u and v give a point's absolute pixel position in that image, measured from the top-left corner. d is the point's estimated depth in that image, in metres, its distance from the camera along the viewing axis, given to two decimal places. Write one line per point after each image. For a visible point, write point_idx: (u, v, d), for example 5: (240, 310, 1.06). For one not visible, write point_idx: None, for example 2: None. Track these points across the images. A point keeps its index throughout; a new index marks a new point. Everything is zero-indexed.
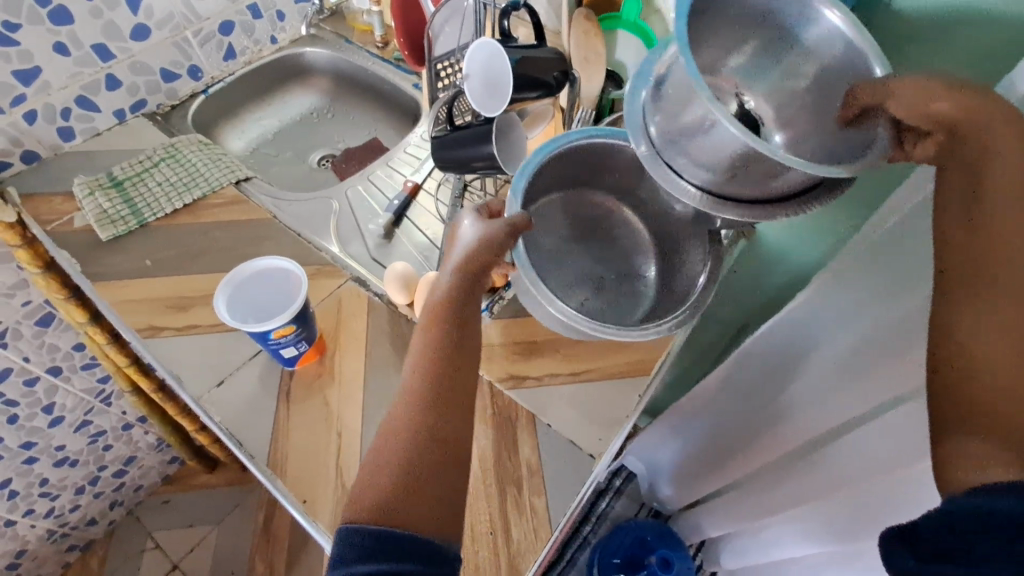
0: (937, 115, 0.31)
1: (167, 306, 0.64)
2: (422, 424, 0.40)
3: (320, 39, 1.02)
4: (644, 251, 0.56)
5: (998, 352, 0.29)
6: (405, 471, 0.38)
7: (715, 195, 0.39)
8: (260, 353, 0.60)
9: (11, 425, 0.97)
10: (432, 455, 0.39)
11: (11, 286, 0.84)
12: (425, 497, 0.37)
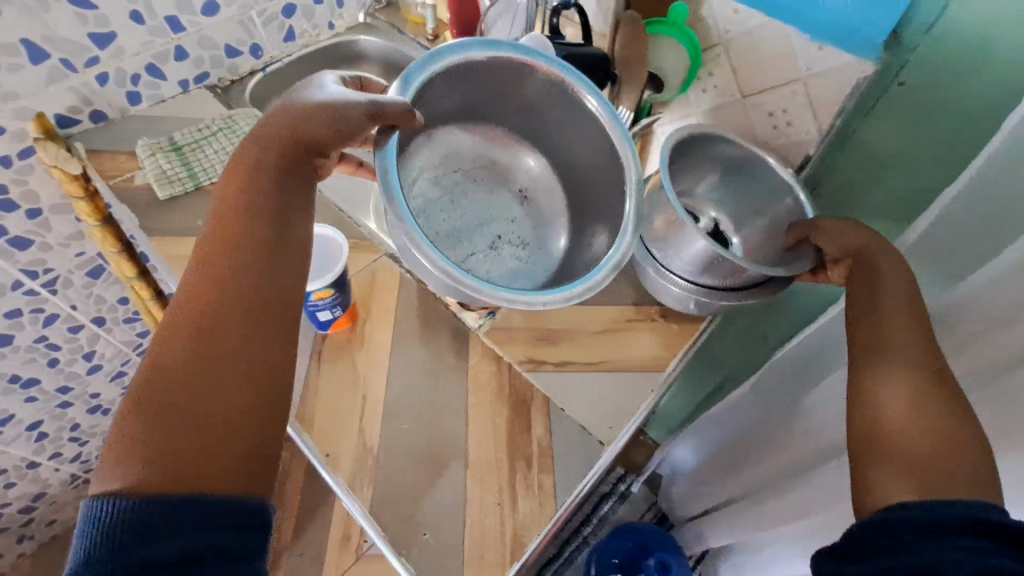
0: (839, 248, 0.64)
1: None
2: (182, 374, 0.45)
3: (374, 28, 1.08)
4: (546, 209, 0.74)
5: (892, 405, 0.49)
6: (156, 424, 0.43)
7: (698, 285, 0.62)
8: None
9: (52, 368, 1.03)
10: (193, 402, 0.45)
11: (68, 236, 0.90)
12: (184, 450, 0.43)
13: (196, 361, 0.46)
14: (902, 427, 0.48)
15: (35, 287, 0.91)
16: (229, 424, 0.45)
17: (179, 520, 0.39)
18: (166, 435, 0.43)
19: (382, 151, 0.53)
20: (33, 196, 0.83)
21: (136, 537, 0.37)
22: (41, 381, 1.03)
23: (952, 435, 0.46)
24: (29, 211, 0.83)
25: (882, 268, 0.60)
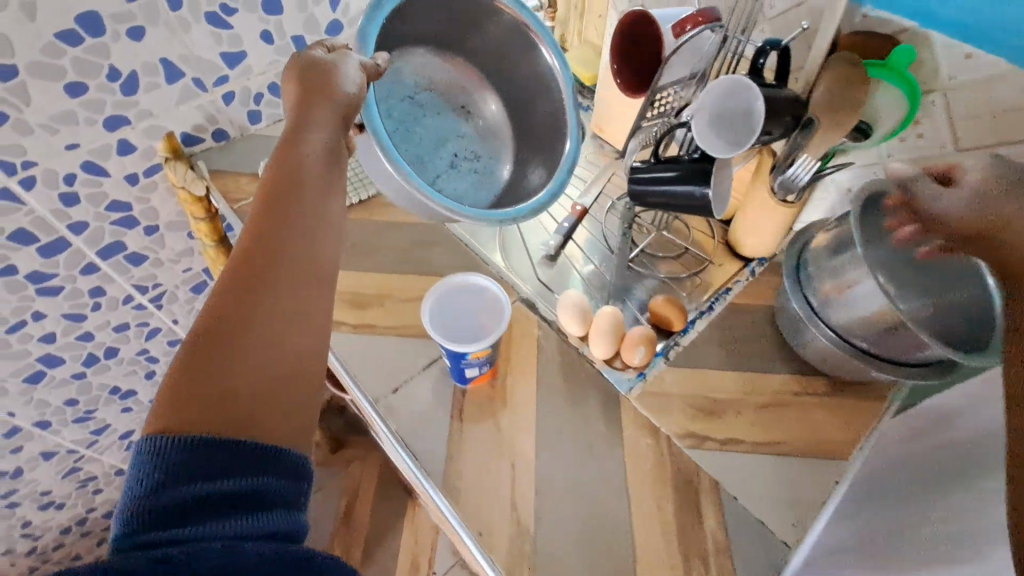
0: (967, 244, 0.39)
1: (344, 300, 0.65)
2: (226, 329, 0.44)
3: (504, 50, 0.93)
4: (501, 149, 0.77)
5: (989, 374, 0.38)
6: (202, 377, 0.43)
7: (848, 343, 0.56)
8: (436, 363, 0.60)
9: (149, 380, 1.02)
10: (232, 350, 0.44)
11: (179, 252, 0.89)
12: (232, 406, 0.42)
13: (229, 309, 0.45)
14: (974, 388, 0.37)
15: (143, 301, 0.91)
16: (264, 369, 0.45)
17: (220, 463, 0.40)
18: (201, 380, 0.42)
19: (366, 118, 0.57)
20: (153, 213, 0.82)
21: (185, 474, 0.39)
22: (137, 393, 1.02)
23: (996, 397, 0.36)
24: (147, 227, 0.82)
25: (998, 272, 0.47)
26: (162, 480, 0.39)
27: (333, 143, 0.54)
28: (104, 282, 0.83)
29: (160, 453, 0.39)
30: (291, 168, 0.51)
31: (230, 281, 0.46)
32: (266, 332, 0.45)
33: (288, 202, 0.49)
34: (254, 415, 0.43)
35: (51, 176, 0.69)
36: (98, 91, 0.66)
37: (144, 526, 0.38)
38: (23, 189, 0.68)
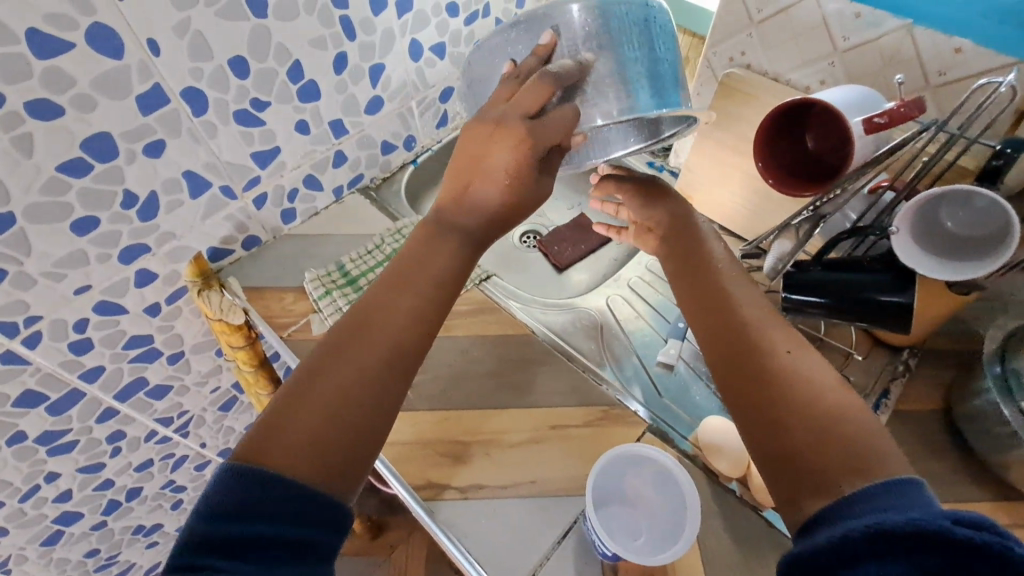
0: (659, 215, 0.54)
1: (442, 453, 0.53)
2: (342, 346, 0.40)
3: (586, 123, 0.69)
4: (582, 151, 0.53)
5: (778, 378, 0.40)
6: (305, 391, 0.39)
7: None
8: (572, 531, 0.49)
9: (176, 510, 0.89)
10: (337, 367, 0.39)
11: (205, 374, 0.76)
12: (323, 429, 0.37)
13: (342, 350, 0.40)
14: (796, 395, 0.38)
15: (168, 434, 0.78)
16: (337, 419, 0.38)
17: (272, 501, 0.34)
18: (290, 415, 0.37)
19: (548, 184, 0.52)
20: (177, 340, 0.70)
21: (238, 505, 0.33)
22: (164, 526, 0.89)
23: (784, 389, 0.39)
24: (171, 356, 0.70)
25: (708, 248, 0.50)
26: (218, 507, 0.33)
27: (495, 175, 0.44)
28: (123, 424, 0.71)
29: (230, 470, 0.35)
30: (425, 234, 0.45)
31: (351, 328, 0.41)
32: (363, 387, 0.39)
33: (414, 263, 0.44)
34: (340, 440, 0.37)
35: (59, 327, 0.57)
36: (112, 222, 0.55)
37: (191, 555, 0.32)
38: (27, 347, 0.56)
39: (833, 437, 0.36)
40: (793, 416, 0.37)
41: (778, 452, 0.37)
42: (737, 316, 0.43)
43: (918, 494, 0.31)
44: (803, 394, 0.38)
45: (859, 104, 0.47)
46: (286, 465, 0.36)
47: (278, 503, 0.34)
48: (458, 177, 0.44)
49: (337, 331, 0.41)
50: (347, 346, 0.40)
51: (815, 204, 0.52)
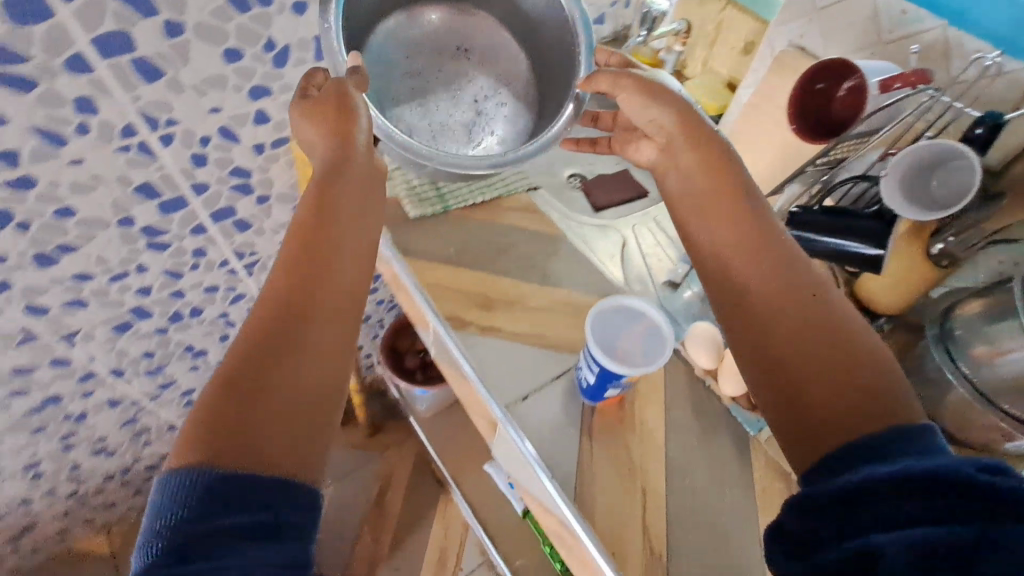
0: (693, 182, 0.59)
1: (472, 300, 0.65)
2: (270, 334, 0.45)
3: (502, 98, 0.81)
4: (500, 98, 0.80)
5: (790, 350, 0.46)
6: (243, 387, 0.42)
7: (980, 394, 0.58)
8: (563, 376, 0.60)
9: (222, 343, 1.03)
10: (275, 352, 0.44)
11: (280, 224, 0.90)
12: (271, 414, 0.42)
13: (283, 332, 0.45)
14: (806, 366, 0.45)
15: (238, 267, 0.91)
16: (289, 404, 0.43)
17: (234, 488, 0.38)
18: (239, 414, 0.41)
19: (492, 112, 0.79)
20: (268, 184, 0.83)
21: (200, 505, 0.37)
22: (207, 353, 1.03)
23: (797, 363, 0.45)
24: (260, 197, 0.83)
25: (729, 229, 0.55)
26: (177, 512, 0.37)
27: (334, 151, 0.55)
28: (208, 244, 0.84)
29: (177, 478, 0.38)
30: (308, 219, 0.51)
31: (271, 325, 0.45)
32: (303, 372, 0.44)
33: (314, 243, 0.50)
34: (291, 427, 0.42)
35: (189, 137, 0.70)
36: (252, 60, 0.67)
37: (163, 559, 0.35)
38: (162, 145, 0.68)
39: (847, 389, 0.43)
40: (801, 387, 0.44)
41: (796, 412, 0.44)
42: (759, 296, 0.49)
43: (928, 440, 0.39)
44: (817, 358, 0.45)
45: (885, 71, 0.63)
46: (238, 458, 0.39)
47: (241, 491, 0.38)
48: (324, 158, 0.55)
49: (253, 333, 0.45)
50: (276, 336, 0.45)
51: (828, 154, 0.69)
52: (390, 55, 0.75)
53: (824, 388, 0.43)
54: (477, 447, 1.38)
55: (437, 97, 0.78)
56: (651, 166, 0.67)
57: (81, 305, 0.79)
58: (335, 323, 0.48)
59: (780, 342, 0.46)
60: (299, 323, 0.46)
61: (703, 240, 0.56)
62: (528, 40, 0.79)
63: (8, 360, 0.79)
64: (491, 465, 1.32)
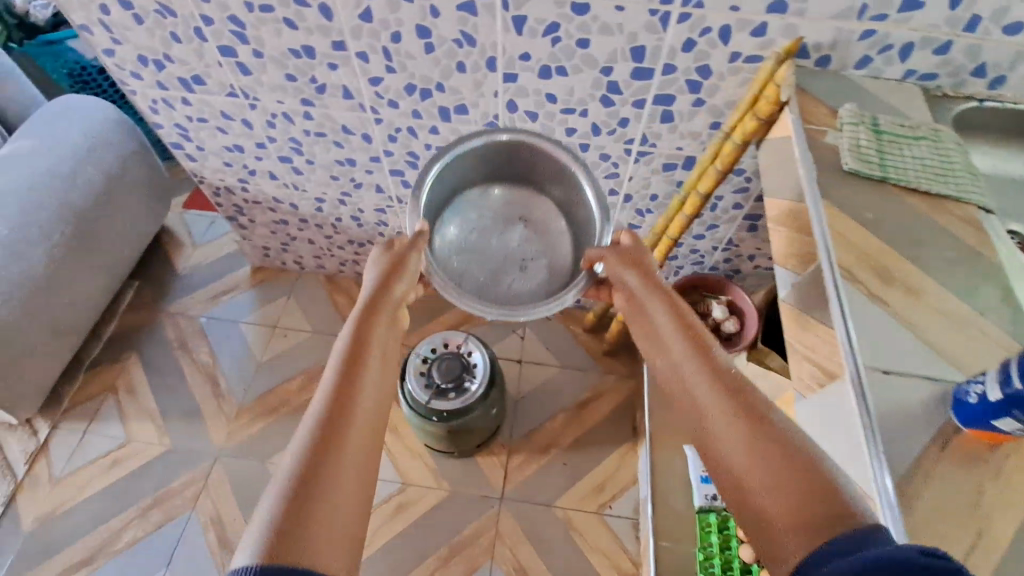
0: (662, 348, 0.69)
1: (873, 265, 0.63)
2: (322, 453, 0.54)
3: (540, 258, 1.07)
4: (536, 263, 1.07)
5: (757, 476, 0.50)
6: (297, 496, 0.50)
7: None
8: (938, 382, 0.55)
9: None
10: (326, 462, 0.53)
11: (693, 133, 1.00)
12: (324, 515, 0.50)
13: (337, 429, 0.56)
14: (770, 501, 0.49)
15: (636, 149, 1.06)
16: (343, 512, 0.52)
17: None
18: (303, 506, 0.50)
19: (527, 273, 1.06)
20: (714, 92, 0.92)
21: None
22: None
23: (756, 496, 0.50)
24: (698, 99, 0.94)
25: (693, 386, 0.61)
26: None
27: (384, 285, 0.78)
28: (637, 117, 0.99)
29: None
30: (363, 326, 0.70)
31: (318, 435, 0.55)
32: (354, 475, 0.55)
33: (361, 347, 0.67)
34: (332, 525, 0.50)
35: (699, 24, 0.82)
36: None
37: None
38: (677, 21, 0.82)
39: (800, 508, 0.47)
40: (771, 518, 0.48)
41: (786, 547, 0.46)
42: (714, 441, 0.55)
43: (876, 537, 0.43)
44: (778, 474, 0.50)
45: None
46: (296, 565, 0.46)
47: None
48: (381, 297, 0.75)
49: (319, 393, 0.60)
50: (325, 446, 0.55)
51: None
52: (467, 213, 1.07)
53: (782, 500, 0.48)
54: None
55: (492, 251, 1.07)
56: (628, 312, 0.81)
57: (533, 118, 1.04)
58: (368, 430, 0.59)
59: (742, 486, 0.51)
60: (349, 433, 0.57)
61: (672, 372, 0.64)
62: (573, 218, 1.04)
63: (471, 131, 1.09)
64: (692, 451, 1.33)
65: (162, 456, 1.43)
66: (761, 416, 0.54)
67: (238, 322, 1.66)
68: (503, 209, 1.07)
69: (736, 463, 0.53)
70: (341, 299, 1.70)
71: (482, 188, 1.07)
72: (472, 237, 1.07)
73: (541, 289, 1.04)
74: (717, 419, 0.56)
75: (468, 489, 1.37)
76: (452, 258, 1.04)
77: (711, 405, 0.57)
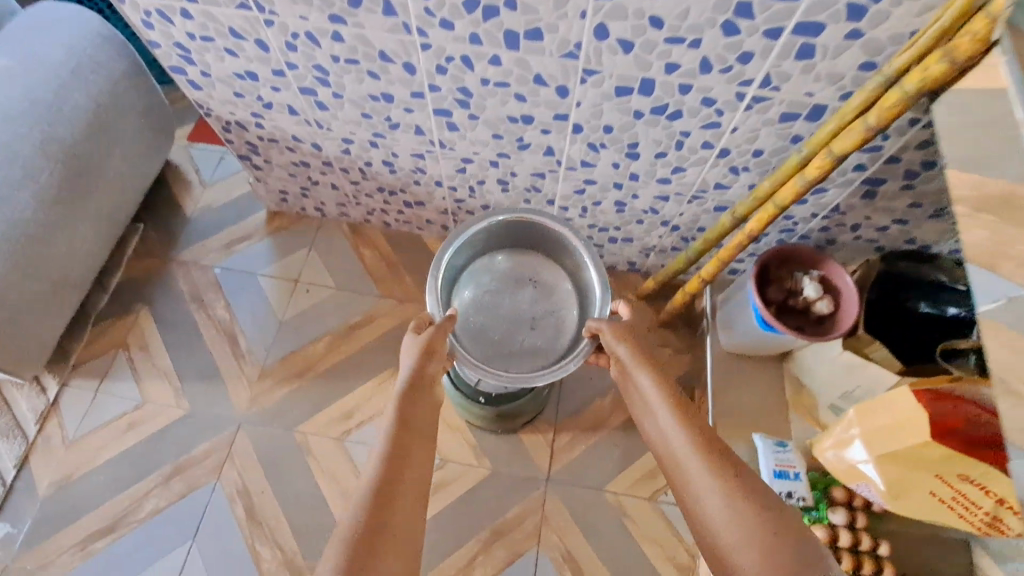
0: (656, 416, 0.89)
1: None
2: (376, 532, 0.64)
3: (549, 319, 1.25)
4: (544, 323, 1.25)
5: (732, 531, 0.71)
6: (362, 570, 0.60)
7: None
8: None
9: (657, 159, 1.02)
10: (384, 547, 0.63)
11: (833, 74, 0.78)
12: None
13: (385, 518, 0.66)
14: (740, 548, 0.68)
15: (750, 94, 0.84)
16: None
17: None
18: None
19: (535, 333, 1.24)
20: (879, 21, 0.70)
21: None
22: (637, 159, 1.03)
23: (731, 540, 0.70)
24: (854, 30, 0.71)
25: (676, 447, 0.83)
26: None
27: (421, 365, 0.86)
28: (764, 51, 0.77)
29: None
30: (411, 411, 0.79)
31: (371, 522, 0.65)
32: (398, 563, 0.63)
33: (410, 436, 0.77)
34: None
35: None
36: None
37: None
38: None
39: (763, 543, 0.67)
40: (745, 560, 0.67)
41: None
42: (699, 497, 0.76)
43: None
44: (738, 525, 0.71)
45: None
46: None
47: None
48: (420, 382, 0.84)
49: (364, 487, 0.69)
50: (379, 532, 0.65)
51: None
52: (482, 278, 1.26)
53: (754, 540, 0.68)
54: (749, 413, 1.27)
55: (505, 310, 1.25)
56: (622, 378, 1.00)
57: (626, 50, 0.81)
58: (405, 515, 0.69)
59: (726, 535, 0.71)
60: (391, 522, 0.67)
61: (665, 436, 0.86)
62: (580, 283, 1.22)
63: (541, 64, 0.87)
64: (761, 440, 1.20)
65: (181, 421, 1.34)
66: (733, 471, 0.77)
67: (255, 275, 1.50)
68: (513, 273, 1.27)
69: (713, 512, 0.74)
70: (367, 252, 1.53)
71: (493, 255, 1.27)
72: (485, 299, 1.25)
73: (546, 348, 1.22)
74: (699, 475, 0.78)
75: (511, 467, 1.28)
76: (471, 317, 1.23)
77: (695, 464, 0.79)
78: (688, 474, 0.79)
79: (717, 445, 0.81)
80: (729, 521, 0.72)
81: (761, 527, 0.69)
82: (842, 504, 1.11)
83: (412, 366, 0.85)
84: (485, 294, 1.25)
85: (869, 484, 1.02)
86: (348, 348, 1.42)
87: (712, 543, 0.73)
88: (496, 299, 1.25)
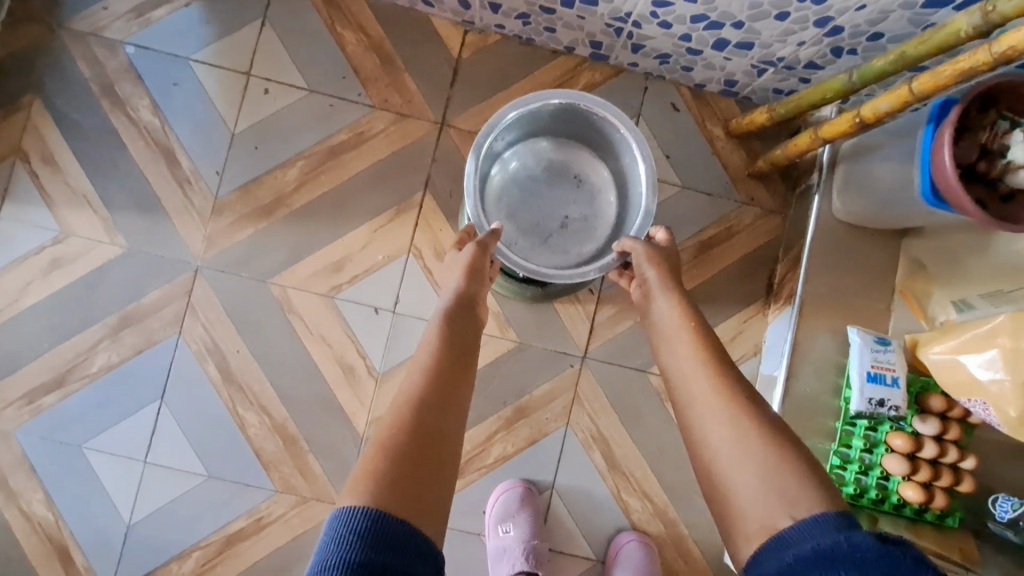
0: (668, 339, 0.79)
1: None
2: (423, 437, 0.61)
3: (583, 227, 1.02)
4: (576, 229, 1.01)
5: (733, 471, 0.63)
6: (390, 473, 0.57)
7: None
8: None
9: None
10: (433, 456, 0.61)
11: None
12: (416, 485, 0.57)
13: (427, 430, 0.62)
14: (742, 490, 0.61)
15: None
16: (442, 487, 0.59)
17: (390, 526, 0.53)
18: (410, 477, 0.57)
19: (561, 239, 1.01)
20: None
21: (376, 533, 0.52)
22: None
23: (732, 477, 0.63)
24: None
25: (683, 369, 0.74)
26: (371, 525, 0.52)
27: (467, 281, 0.81)
28: None
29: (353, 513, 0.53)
30: (455, 328, 0.75)
31: (411, 429, 0.62)
32: (447, 469, 0.61)
33: (447, 352, 0.72)
34: (438, 496, 0.58)
35: None
36: None
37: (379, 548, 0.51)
38: None
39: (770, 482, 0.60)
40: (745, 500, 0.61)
41: (753, 528, 0.59)
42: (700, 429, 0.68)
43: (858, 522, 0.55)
44: (742, 460, 0.63)
45: None
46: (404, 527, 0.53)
47: (397, 525, 0.53)
48: (465, 298, 0.79)
49: (397, 399, 0.66)
50: (424, 442, 0.61)
51: None
52: (519, 161, 1.01)
53: (759, 481, 0.61)
54: (844, 298, 1.02)
55: (537, 203, 1.02)
56: (641, 297, 0.87)
57: None
58: (457, 418, 0.66)
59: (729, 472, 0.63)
60: (441, 433, 0.63)
61: (673, 365, 0.76)
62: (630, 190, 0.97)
63: None
64: (862, 335, 0.97)
65: (121, 263, 1.04)
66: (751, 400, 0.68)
67: (187, 60, 1.04)
68: (557, 162, 1.02)
69: (715, 444, 0.66)
70: (347, 36, 1.05)
71: (538, 137, 1.01)
72: (515, 184, 1.01)
73: (573, 257, 1.01)
74: (704, 401, 0.70)
75: (541, 341, 1.06)
76: (495, 203, 1.00)
77: (701, 389, 0.71)
78: (694, 403, 0.70)
79: (736, 371, 0.72)
80: (733, 457, 0.64)
81: (772, 460, 0.62)
82: (936, 415, 0.93)
83: (456, 286, 0.81)
84: (517, 181, 1.01)
85: (987, 406, 0.85)
86: (331, 179, 1.05)
87: (709, 464, 0.66)
88: (530, 190, 1.01)
